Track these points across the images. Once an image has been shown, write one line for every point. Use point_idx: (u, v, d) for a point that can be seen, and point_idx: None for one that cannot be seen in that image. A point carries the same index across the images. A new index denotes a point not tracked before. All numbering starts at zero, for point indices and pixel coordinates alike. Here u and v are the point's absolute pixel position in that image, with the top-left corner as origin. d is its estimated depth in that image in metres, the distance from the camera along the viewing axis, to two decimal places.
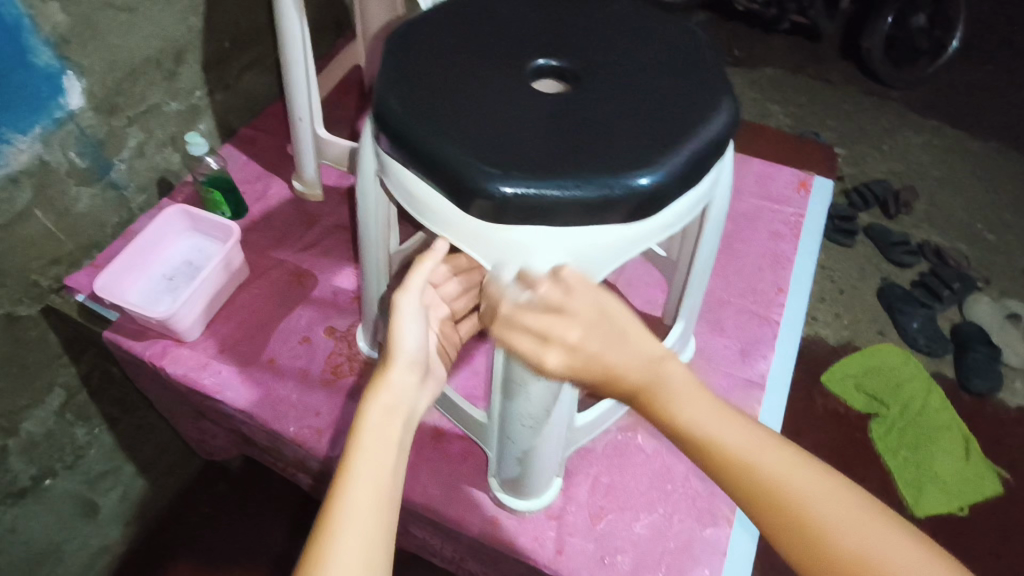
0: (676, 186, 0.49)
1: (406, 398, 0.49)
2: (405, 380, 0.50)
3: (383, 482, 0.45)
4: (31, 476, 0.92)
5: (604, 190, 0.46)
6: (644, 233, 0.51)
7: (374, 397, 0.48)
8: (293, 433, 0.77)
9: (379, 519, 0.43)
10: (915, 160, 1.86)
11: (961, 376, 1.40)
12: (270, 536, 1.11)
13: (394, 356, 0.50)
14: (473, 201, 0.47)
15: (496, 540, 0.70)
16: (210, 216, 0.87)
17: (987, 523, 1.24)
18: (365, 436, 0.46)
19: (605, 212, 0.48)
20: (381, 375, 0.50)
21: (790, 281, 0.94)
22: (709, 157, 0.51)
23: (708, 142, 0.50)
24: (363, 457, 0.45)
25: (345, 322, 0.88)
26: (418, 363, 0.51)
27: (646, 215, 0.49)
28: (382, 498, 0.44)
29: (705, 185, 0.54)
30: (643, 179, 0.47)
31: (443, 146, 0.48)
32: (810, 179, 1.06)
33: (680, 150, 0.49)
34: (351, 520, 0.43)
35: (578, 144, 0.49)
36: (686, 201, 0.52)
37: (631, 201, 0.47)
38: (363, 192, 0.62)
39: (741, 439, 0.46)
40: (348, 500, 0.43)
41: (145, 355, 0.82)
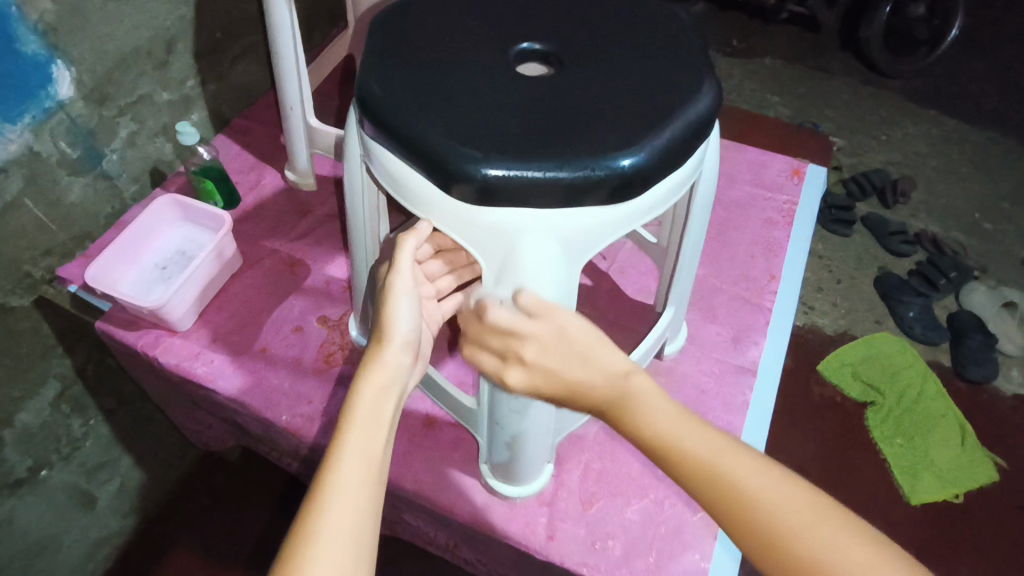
0: (659, 167, 0.48)
1: (399, 381, 0.49)
2: (398, 363, 0.50)
3: (373, 467, 0.45)
4: (28, 467, 0.93)
5: (585, 172, 0.46)
6: (627, 215, 0.51)
7: (367, 377, 0.48)
8: (286, 421, 0.77)
9: (367, 503, 0.44)
10: (912, 149, 1.86)
11: (957, 364, 1.40)
12: (270, 525, 1.12)
13: (388, 337, 0.50)
14: (454, 184, 0.47)
15: (487, 526, 0.71)
16: (202, 206, 0.87)
17: (982, 510, 1.24)
18: (357, 418, 0.46)
19: (587, 194, 0.47)
20: (374, 355, 0.49)
21: (783, 268, 0.94)
22: (693, 138, 0.51)
23: (692, 123, 0.50)
24: (355, 439, 0.45)
25: (338, 311, 0.88)
26: (411, 345, 0.51)
27: (629, 197, 0.49)
28: (371, 482, 0.45)
29: (690, 167, 0.54)
30: (625, 160, 0.47)
31: (425, 129, 0.48)
32: (804, 167, 1.06)
33: (662, 130, 0.49)
34: (339, 503, 0.43)
35: (560, 126, 0.49)
36: (670, 183, 0.52)
37: (613, 182, 0.47)
38: (350, 178, 0.62)
39: (702, 443, 0.47)
40: (337, 483, 0.44)
41: (138, 345, 0.82)
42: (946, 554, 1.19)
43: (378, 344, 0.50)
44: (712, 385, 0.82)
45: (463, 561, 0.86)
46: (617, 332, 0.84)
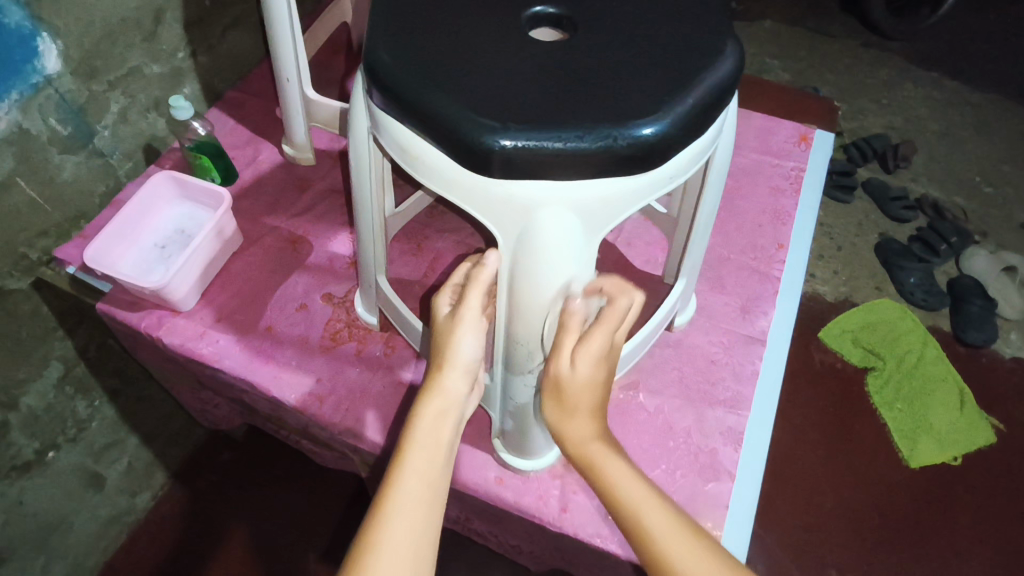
0: (681, 136, 0.47)
1: (457, 407, 0.52)
2: (457, 390, 0.52)
3: (430, 485, 0.48)
4: (35, 449, 0.92)
5: (606, 141, 0.45)
6: (647, 186, 0.49)
7: (427, 405, 0.51)
8: (295, 400, 0.77)
9: (425, 520, 0.47)
10: (914, 113, 1.83)
11: (957, 329, 1.40)
12: (279, 501, 1.13)
13: (449, 365, 0.52)
14: (470, 155, 0.46)
15: (500, 499, 0.71)
16: (199, 183, 0.85)
17: (980, 471, 1.26)
18: (416, 440, 0.50)
19: (607, 164, 0.46)
20: (435, 380, 0.52)
21: (790, 236, 0.93)
22: (716, 105, 0.49)
23: (715, 89, 0.48)
24: (414, 460, 0.49)
25: (342, 288, 0.87)
26: (472, 371, 0.53)
27: (651, 167, 0.47)
28: (428, 500, 0.48)
29: (710, 135, 0.52)
30: (647, 129, 0.45)
31: (438, 99, 0.46)
32: (811, 133, 1.04)
33: (685, 97, 0.47)
34: (398, 518, 0.46)
35: (580, 93, 0.47)
36: (691, 152, 0.51)
37: (636, 153, 0.46)
38: (356, 151, 0.60)
39: (655, 518, 0.49)
40: (398, 501, 0.47)
41: (141, 326, 0.81)
42: (946, 516, 1.21)
43: (438, 372, 0.52)
44: (721, 355, 0.81)
45: (474, 532, 0.87)
46: None
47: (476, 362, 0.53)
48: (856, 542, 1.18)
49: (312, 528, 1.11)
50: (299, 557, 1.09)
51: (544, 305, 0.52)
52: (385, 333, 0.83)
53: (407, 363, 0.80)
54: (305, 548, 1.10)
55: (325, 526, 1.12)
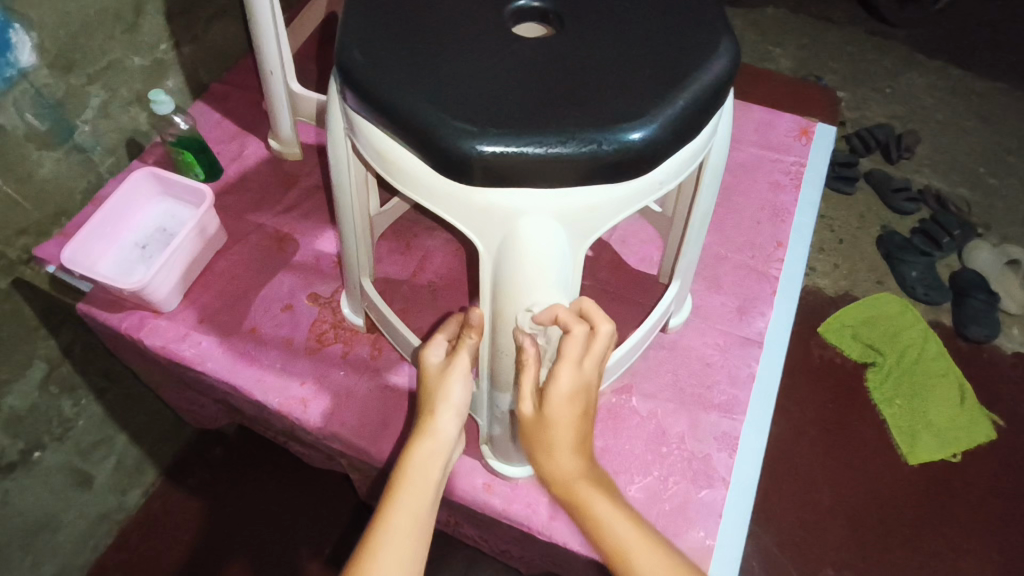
0: (671, 141, 0.45)
1: (447, 450, 0.54)
2: (448, 434, 0.54)
3: (418, 524, 0.50)
4: (20, 449, 0.91)
5: (591, 147, 0.42)
6: (635, 192, 0.47)
7: (418, 449, 0.53)
8: (279, 404, 0.75)
9: (411, 556, 0.49)
10: (918, 102, 1.80)
11: (959, 324, 1.38)
12: (270, 500, 1.12)
13: (440, 409, 0.54)
14: (448, 161, 0.43)
15: (488, 507, 0.69)
16: (181, 180, 0.83)
17: (981, 469, 1.24)
18: (407, 480, 0.52)
19: (592, 171, 0.44)
20: (427, 422, 0.54)
21: (789, 234, 0.90)
22: (709, 107, 0.46)
23: (707, 89, 0.46)
24: (403, 499, 0.51)
25: (329, 288, 0.85)
26: (463, 413, 0.55)
27: (638, 173, 0.45)
28: (414, 536, 0.50)
29: (703, 138, 0.50)
30: (634, 133, 0.43)
31: (413, 101, 0.44)
32: (812, 126, 1.01)
33: (675, 98, 0.45)
34: (387, 552, 0.49)
35: (564, 95, 0.44)
36: (681, 157, 0.48)
37: (622, 158, 0.43)
38: (334, 151, 0.57)
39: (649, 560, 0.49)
40: (387, 537, 0.49)
41: (122, 327, 0.79)
42: (946, 515, 1.20)
43: (430, 416, 0.54)
44: (716, 358, 0.79)
45: (464, 535, 0.86)
46: (619, 305, 0.81)
47: (466, 406, 0.55)
48: (855, 541, 1.17)
49: (303, 527, 1.10)
50: (291, 556, 1.08)
51: (527, 318, 0.50)
52: (372, 334, 0.81)
53: (395, 366, 0.78)
54: (297, 547, 1.09)
55: (317, 525, 1.10)
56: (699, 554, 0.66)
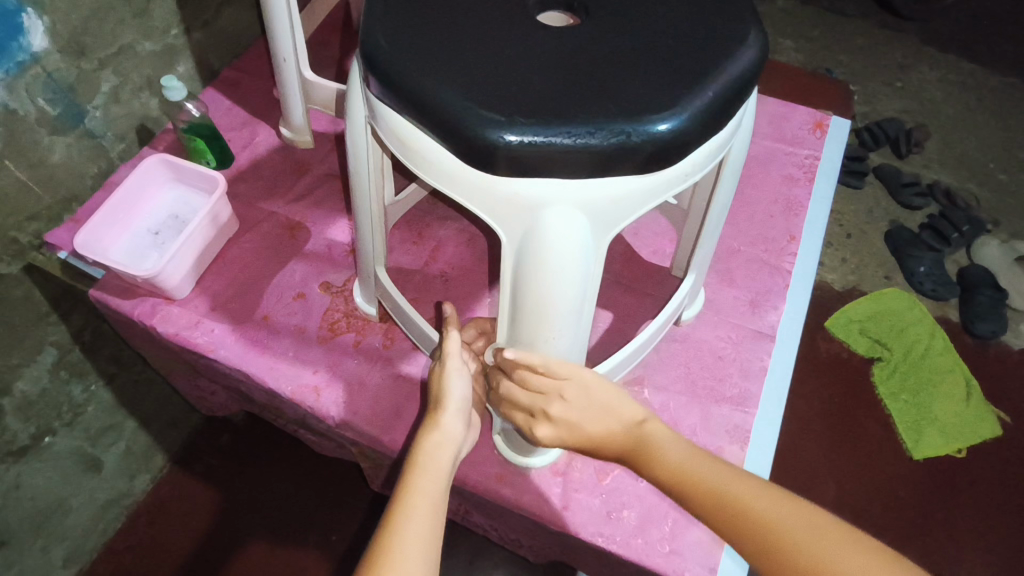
0: (699, 132, 0.44)
1: (454, 440, 0.58)
2: (453, 428, 0.58)
3: (437, 501, 0.52)
4: (31, 434, 0.91)
5: (619, 137, 0.42)
6: (660, 184, 0.47)
7: (428, 439, 0.57)
8: (292, 392, 0.75)
9: (430, 531, 0.50)
10: (929, 96, 1.78)
11: (967, 320, 1.38)
12: (278, 487, 1.13)
13: (443, 405, 0.59)
14: (474, 151, 0.43)
15: (500, 496, 0.69)
16: (193, 167, 0.82)
17: (986, 465, 1.24)
18: (421, 464, 0.55)
19: (619, 162, 0.43)
20: (434, 419, 0.59)
21: (802, 228, 0.90)
22: (736, 98, 0.46)
23: (736, 81, 0.45)
24: (420, 478, 0.53)
25: (341, 277, 0.84)
26: (464, 411, 0.60)
27: (665, 164, 0.45)
28: (434, 512, 0.51)
29: (727, 131, 0.49)
30: (662, 124, 0.43)
31: (440, 89, 0.43)
32: (826, 120, 1.01)
33: (704, 90, 0.44)
34: (411, 526, 0.49)
35: (591, 85, 0.44)
36: (706, 149, 0.48)
37: (650, 149, 0.43)
38: (352, 139, 0.57)
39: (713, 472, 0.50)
40: (407, 513, 0.50)
41: (134, 314, 0.79)
42: (951, 510, 1.20)
43: (435, 412, 0.59)
44: (729, 351, 0.79)
45: (474, 524, 0.86)
46: (632, 297, 0.81)
47: (466, 405, 0.61)
48: None
49: (311, 515, 1.11)
50: (301, 543, 1.09)
51: (549, 311, 0.49)
52: (384, 324, 0.81)
53: (407, 355, 0.78)
54: (306, 535, 1.09)
55: (324, 512, 1.11)
56: (710, 546, 0.66)
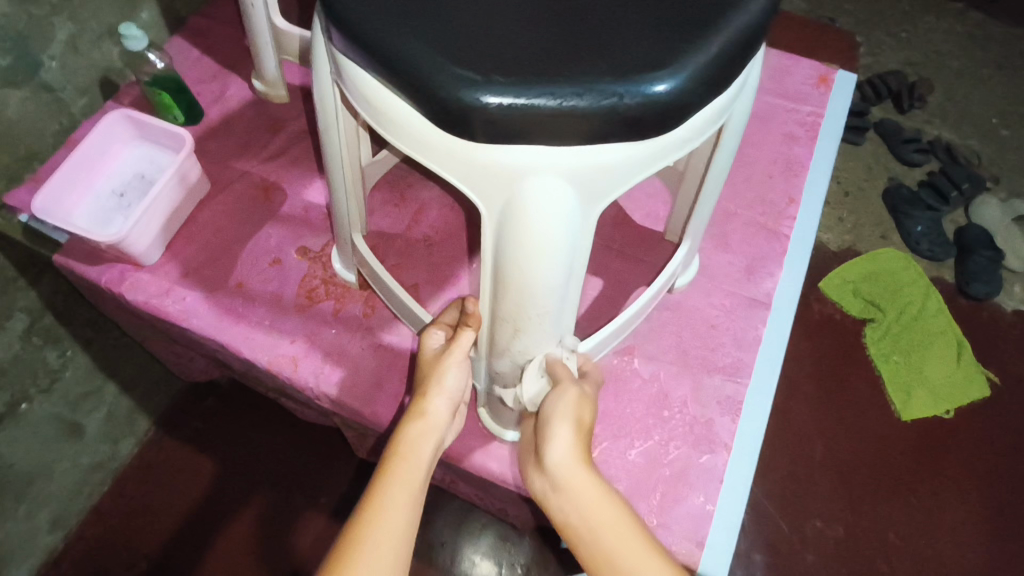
0: (702, 94, 0.40)
1: (439, 428, 0.56)
2: (439, 414, 0.56)
3: (414, 493, 0.52)
4: (5, 401, 0.89)
5: (612, 99, 0.38)
6: (657, 152, 0.43)
7: (412, 426, 0.55)
8: (268, 362, 0.72)
9: (405, 525, 0.50)
10: (934, 48, 1.71)
11: (961, 281, 1.36)
12: (263, 450, 1.11)
13: (433, 391, 0.56)
14: (447, 115, 0.38)
15: (485, 469, 0.68)
16: (159, 123, 0.77)
17: (972, 426, 1.25)
18: (403, 453, 0.54)
19: (612, 128, 0.39)
20: (420, 404, 0.56)
21: (802, 190, 0.86)
22: (744, 55, 0.42)
23: (743, 34, 0.41)
24: (400, 471, 0.53)
25: (319, 241, 0.81)
26: (454, 401, 0.57)
27: (663, 130, 0.40)
28: (411, 504, 0.52)
29: (732, 92, 0.45)
30: (660, 85, 0.38)
31: (412, 44, 0.39)
32: (832, 74, 0.95)
33: (707, 46, 0.40)
34: (385, 522, 0.50)
35: (582, 40, 0.39)
36: (708, 112, 0.44)
37: (646, 113, 0.39)
38: (320, 94, 0.52)
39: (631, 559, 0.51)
40: (383, 507, 0.51)
41: (102, 281, 0.75)
42: (935, 469, 1.21)
43: (423, 397, 0.56)
44: (722, 319, 0.77)
45: (460, 491, 0.86)
46: (624, 264, 0.78)
47: (459, 393, 0.57)
48: (845, 495, 1.18)
49: (297, 478, 1.10)
50: (289, 506, 1.08)
51: (532, 291, 0.46)
52: (364, 291, 0.77)
53: (389, 324, 0.75)
54: (293, 497, 1.09)
55: (312, 479, 1.10)
56: (697, 519, 0.66)
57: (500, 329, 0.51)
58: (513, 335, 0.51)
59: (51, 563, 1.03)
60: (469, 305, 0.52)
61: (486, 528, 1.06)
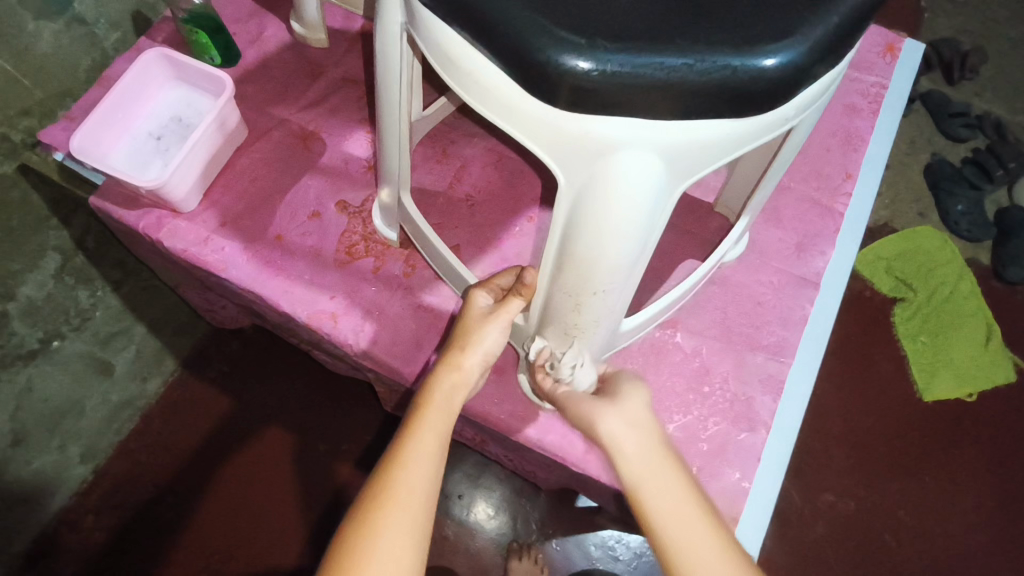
0: (814, 70, 0.37)
1: (471, 382, 0.55)
2: (473, 369, 0.55)
3: (442, 441, 0.51)
4: (38, 339, 0.89)
5: (723, 71, 0.35)
6: (756, 130, 0.40)
7: (444, 377, 0.54)
8: (307, 317, 0.71)
9: (434, 470, 0.49)
10: (994, 14, 1.62)
11: (997, 264, 1.32)
12: (288, 396, 1.12)
13: (471, 346, 0.55)
14: (541, 81, 0.36)
15: (522, 435, 0.68)
16: (198, 65, 0.74)
17: (1000, 412, 1.23)
18: (434, 401, 0.53)
19: (716, 102, 0.37)
20: (455, 357, 0.55)
21: (860, 166, 0.83)
22: (860, 27, 0.39)
23: (864, 4, 0.38)
24: (432, 417, 0.51)
25: (359, 196, 0.79)
26: (491, 359, 0.56)
27: (768, 107, 0.38)
28: (439, 450, 0.50)
29: (837, 68, 0.42)
30: (772, 59, 0.36)
31: (505, 3, 0.36)
32: (899, 42, 0.90)
33: (825, 16, 0.37)
34: (417, 466, 0.48)
35: (688, 5, 0.37)
36: (813, 88, 0.41)
37: (755, 88, 0.36)
38: (383, 45, 0.49)
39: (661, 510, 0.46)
40: (412, 451, 0.49)
41: (139, 226, 0.74)
42: (958, 453, 1.20)
43: (461, 350, 0.55)
44: (769, 297, 0.75)
45: (488, 451, 0.86)
46: (671, 233, 0.76)
47: (496, 354, 0.56)
48: (863, 471, 1.18)
49: (321, 424, 1.11)
50: (311, 452, 1.09)
51: (604, 267, 0.44)
52: (405, 250, 0.76)
53: (429, 285, 0.74)
54: (317, 444, 1.10)
55: (338, 427, 1.11)
56: (733, 495, 0.65)
57: (560, 302, 0.50)
58: (574, 309, 0.50)
59: (81, 495, 1.05)
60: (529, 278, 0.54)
61: (503, 482, 1.08)
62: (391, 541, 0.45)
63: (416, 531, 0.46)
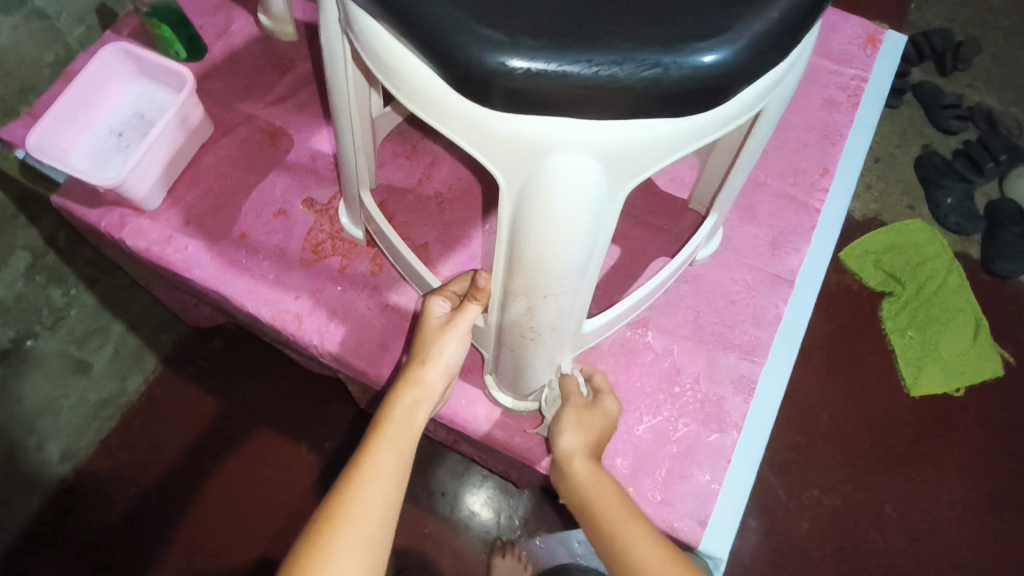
0: (753, 68, 0.36)
1: (434, 396, 0.54)
2: (435, 383, 0.54)
3: (402, 458, 0.50)
4: (10, 338, 0.88)
5: (654, 71, 0.34)
6: (698, 130, 0.39)
7: (406, 392, 0.53)
8: (271, 317, 0.70)
9: (393, 489, 0.48)
10: (987, 4, 1.59)
11: (986, 258, 1.31)
12: (268, 394, 1.11)
13: (432, 359, 0.54)
14: (470, 81, 0.35)
15: (489, 437, 0.67)
16: (158, 59, 0.73)
17: (985, 407, 1.22)
18: (395, 417, 0.52)
19: (651, 100, 0.35)
20: (415, 372, 0.54)
21: (838, 161, 0.81)
22: (803, 24, 0.38)
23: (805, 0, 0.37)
24: (392, 434, 0.51)
25: (326, 194, 0.77)
26: (452, 370, 0.55)
27: (707, 106, 0.37)
28: (400, 469, 0.49)
29: (784, 65, 0.41)
30: (709, 56, 0.35)
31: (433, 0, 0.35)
32: (880, 34, 0.89)
33: (764, 13, 0.36)
34: (375, 485, 0.48)
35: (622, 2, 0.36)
36: (759, 84, 0.40)
37: (690, 87, 0.35)
38: (329, 41, 0.48)
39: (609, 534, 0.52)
40: (371, 469, 0.48)
41: (102, 225, 0.73)
42: (943, 448, 1.19)
43: (422, 364, 0.54)
44: (743, 295, 0.74)
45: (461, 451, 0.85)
46: (643, 230, 0.74)
47: (457, 364, 0.56)
48: (847, 467, 1.18)
49: (300, 422, 1.10)
50: (290, 451, 1.08)
51: (549, 270, 0.43)
52: (372, 249, 0.74)
53: (395, 284, 0.73)
54: (295, 442, 1.09)
55: (318, 426, 1.10)
56: (702, 497, 0.64)
57: (513, 307, 0.49)
58: (526, 314, 0.48)
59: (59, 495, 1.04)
60: (480, 281, 0.51)
61: (481, 480, 1.07)
62: (347, 562, 0.44)
63: (372, 551, 0.45)
